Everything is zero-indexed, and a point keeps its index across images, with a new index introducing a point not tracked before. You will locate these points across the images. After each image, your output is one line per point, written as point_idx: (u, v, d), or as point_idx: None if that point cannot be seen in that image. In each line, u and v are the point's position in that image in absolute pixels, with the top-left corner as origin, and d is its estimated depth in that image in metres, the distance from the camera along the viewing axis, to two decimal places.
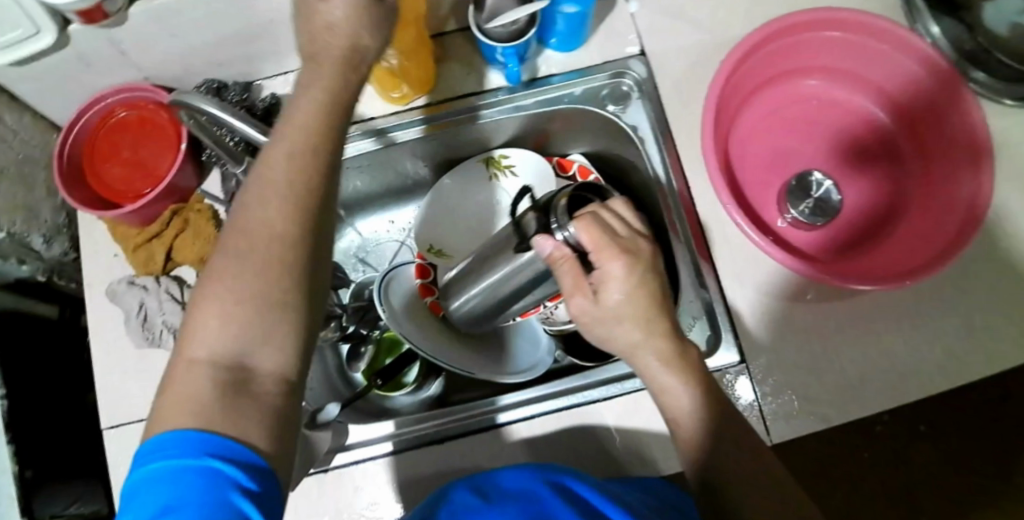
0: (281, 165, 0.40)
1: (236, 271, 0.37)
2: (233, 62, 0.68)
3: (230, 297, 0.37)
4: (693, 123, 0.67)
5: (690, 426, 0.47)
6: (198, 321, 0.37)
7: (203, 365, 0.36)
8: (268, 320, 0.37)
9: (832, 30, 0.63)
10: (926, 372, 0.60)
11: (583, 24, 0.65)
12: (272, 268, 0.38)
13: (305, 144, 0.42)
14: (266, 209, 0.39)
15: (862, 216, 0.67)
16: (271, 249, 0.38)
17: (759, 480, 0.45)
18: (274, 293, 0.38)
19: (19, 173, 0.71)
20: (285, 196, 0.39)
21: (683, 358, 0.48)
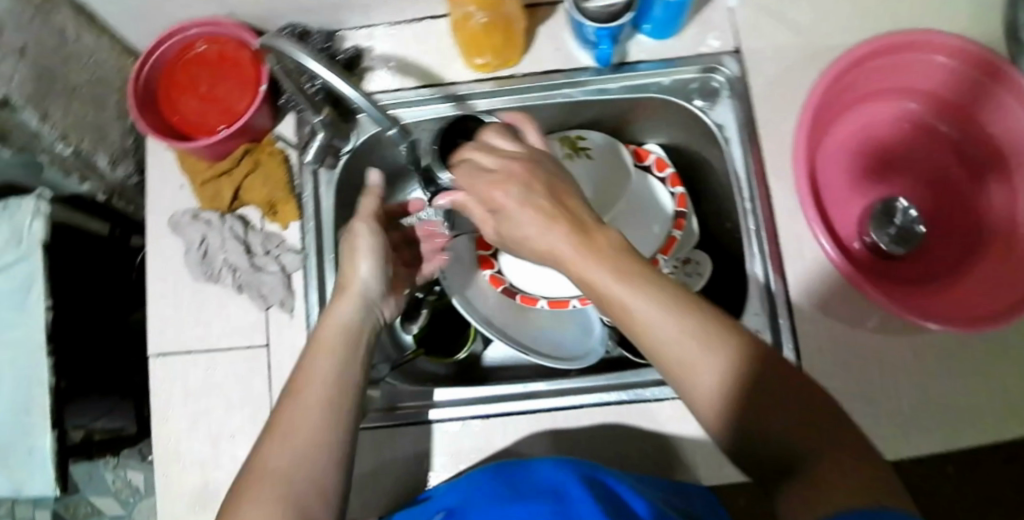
0: (321, 366, 0.51)
1: (276, 449, 0.46)
2: (320, 8, 0.65)
3: (268, 480, 0.44)
4: (783, 133, 0.65)
5: (680, 355, 0.40)
6: (250, 483, 0.45)
7: (259, 503, 0.43)
8: (315, 452, 0.46)
9: (937, 53, 0.62)
10: (978, 417, 0.61)
11: (682, 13, 0.63)
12: (323, 414, 0.49)
13: (342, 356, 0.53)
14: (314, 384, 0.50)
15: (940, 253, 0.66)
16: (324, 395, 0.49)
17: (787, 398, 0.39)
18: (330, 428, 0.48)
19: (91, 92, 0.70)
20: (331, 354, 0.52)
21: (635, 273, 0.43)
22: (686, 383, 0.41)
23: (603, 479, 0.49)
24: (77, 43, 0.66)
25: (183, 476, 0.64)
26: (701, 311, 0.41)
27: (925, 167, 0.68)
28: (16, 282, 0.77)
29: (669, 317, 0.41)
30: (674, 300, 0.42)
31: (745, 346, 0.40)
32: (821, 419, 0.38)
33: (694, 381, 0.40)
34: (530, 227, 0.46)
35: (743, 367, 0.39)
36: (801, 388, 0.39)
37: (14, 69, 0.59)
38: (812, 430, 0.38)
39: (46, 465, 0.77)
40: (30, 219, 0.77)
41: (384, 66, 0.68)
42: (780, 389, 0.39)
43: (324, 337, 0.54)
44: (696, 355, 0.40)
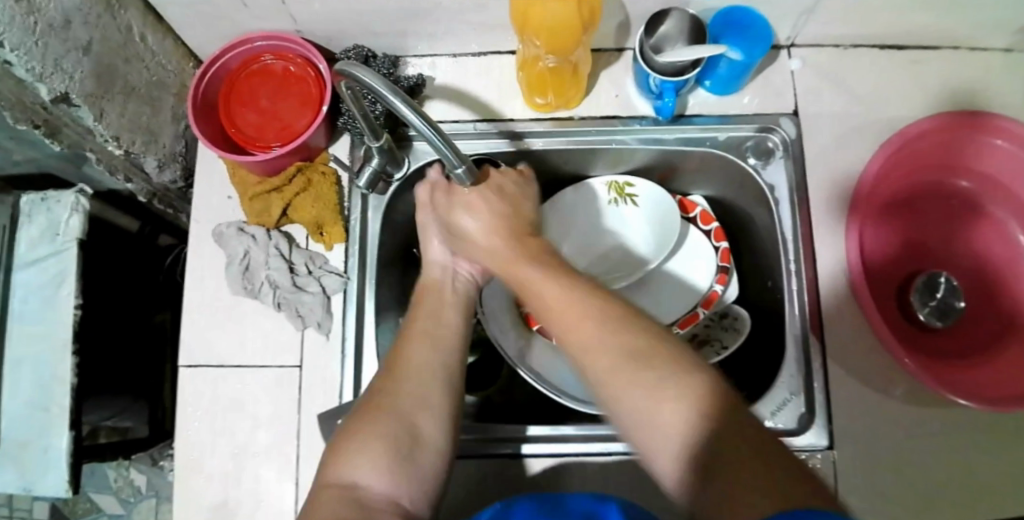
0: (422, 320, 0.56)
1: (388, 383, 0.52)
2: (388, 34, 0.66)
3: (382, 399, 0.50)
4: (835, 199, 0.66)
5: (622, 390, 0.40)
6: (364, 409, 0.50)
7: (374, 425, 0.48)
8: (427, 391, 0.51)
9: (995, 137, 0.62)
10: (1010, 502, 0.60)
11: (746, 72, 0.64)
12: (432, 357, 0.53)
13: (443, 315, 0.57)
14: (419, 331, 0.55)
15: (978, 330, 0.65)
16: (430, 343, 0.54)
17: (732, 440, 0.35)
18: (437, 374, 0.53)
19: (148, 95, 0.70)
20: (439, 312, 0.57)
21: (591, 315, 0.44)
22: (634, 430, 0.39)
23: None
24: (141, 45, 0.66)
25: (202, 491, 0.63)
26: (654, 350, 0.41)
27: (968, 246, 0.69)
28: (50, 274, 0.78)
29: (614, 359, 0.41)
30: (625, 344, 0.41)
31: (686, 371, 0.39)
32: (770, 457, 0.34)
33: (639, 424, 0.39)
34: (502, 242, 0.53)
35: (685, 403, 0.38)
36: (752, 430, 0.36)
37: (77, 63, 0.59)
38: (759, 470, 0.34)
39: (59, 465, 0.75)
40: (69, 213, 0.78)
41: (443, 97, 0.69)
42: (729, 430, 0.36)
43: (424, 293, 0.59)
44: (637, 391, 0.39)
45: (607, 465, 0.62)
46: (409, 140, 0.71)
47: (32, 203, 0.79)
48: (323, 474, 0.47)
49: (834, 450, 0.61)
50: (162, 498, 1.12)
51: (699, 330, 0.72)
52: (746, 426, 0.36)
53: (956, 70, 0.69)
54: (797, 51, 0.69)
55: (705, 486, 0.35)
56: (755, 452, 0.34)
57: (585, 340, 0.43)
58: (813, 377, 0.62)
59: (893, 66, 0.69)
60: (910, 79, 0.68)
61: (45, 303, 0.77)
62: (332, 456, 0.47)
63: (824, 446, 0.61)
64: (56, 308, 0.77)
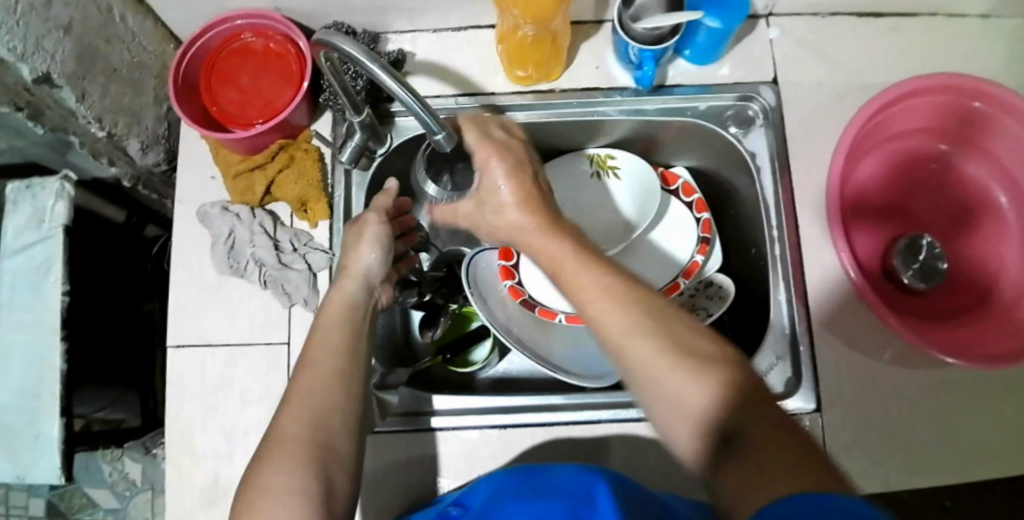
0: (319, 351, 0.51)
1: (290, 428, 0.45)
2: (368, 10, 0.66)
3: (291, 448, 0.44)
4: (816, 165, 0.66)
5: (651, 365, 0.41)
6: (269, 458, 0.44)
7: (288, 477, 0.42)
8: (335, 440, 0.46)
9: (974, 100, 0.63)
10: (993, 456, 0.60)
11: (725, 41, 0.64)
12: (336, 400, 0.48)
13: (349, 348, 0.52)
14: (326, 368, 0.49)
15: (954, 292, 0.67)
16: (337, 380, 0.49)
17: (760, 417, 0.37)
18: (345, 418, 0.48)
19: (129, 77, 0.70)
20: (340, 344, 0.52)
21: (627, 299, 0.44)
22: (665, 412, 0.40)
23: (627, 488, 0.50)
24: (121, 27, 0.66)
25: (194, 470, 0.64)
26: (683, 332, 0.42)
27: (946, 207, 0.70)
28: (38, 261, 0.77)
29: (654, 340, 0.41)
30: (660, 330, 0.42)
31: (711, 351, 0.41)
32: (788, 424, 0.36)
33: (669, 406, 0.39)
34: (517, 211, 0.52)
35: (709, 377, 0.39)
36: (772, 410, 0.37)
37: (59, 44, 0.59)
38: (789, 442, 0.35)
39: (50, 451, 0.75)
40: (54, 199, 0.77)
41: (425, 73, 0.69)
42: (752, 415, 0.37)
43: (331, 316, 0.54)
44: (675, 365, 0.40)
45: (593, 431, 0.63)
46: (392, 116, 0.70)
47: (18, 191, 0.79)
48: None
49: (821, 412, 0.61)
50: (158, 490, 1.12)
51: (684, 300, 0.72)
52: (766, 406, 0.37)
53: (932, 34, 0.69)
54: (776, 21, 0.69)
55: (724, 462, 0.36)
56: (779, 430, 0.36)
57: (619, 322, 0.43)
58: (797, 341, 0.63)
59: (871, 32, 0.69)
60: (888, 45, 0.69)
61: (33, 291, 0.77)
62: (245, 507, 0.42)
63: (808, 408, 0.61)
64: (44, 296, 0.77)
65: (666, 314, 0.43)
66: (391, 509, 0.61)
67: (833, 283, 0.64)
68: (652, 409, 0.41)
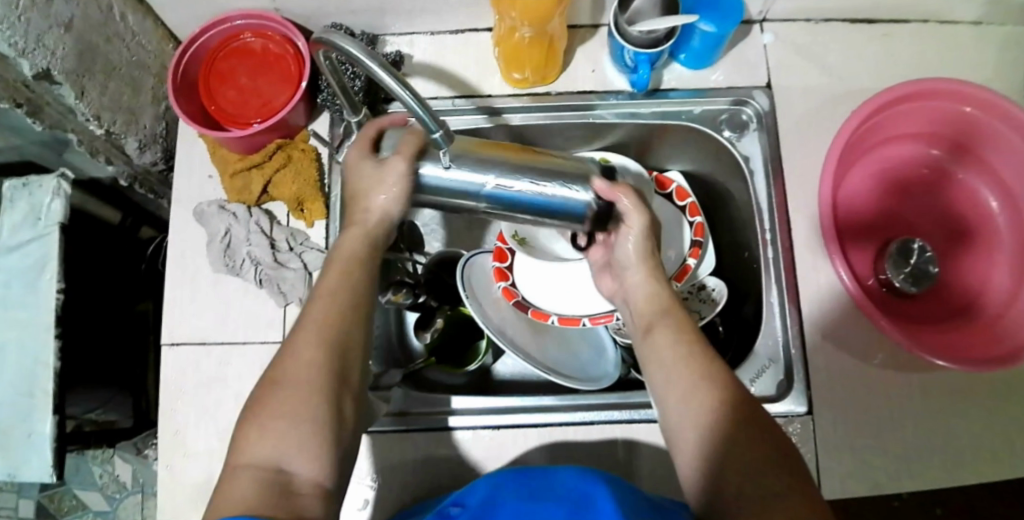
0: (336, 282, 0.50)
1: (304, 353, 0.45)
2: (366, 11, 0.67)
3: (303, 374, 0.45)
4: (809, 169, 0.67)
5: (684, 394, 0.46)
6: (278, 382, 0.44)
7: (297, 403, 0.43)
8: (345, 371, 0.46)
9: (964, 104, 0.64)
10: (983, 460, 0.60)
11: (719, 46, 0.65)
12: (350, 330, 0.48)
13: (363, 273, 0.52)
14: (340, 293, 0.50)
15: (944, 296, 0.68)
16: (351, 305, 0.49)
17: (785, 463, 0.43)
18: (355, 350, 0.48)
19: (128, 75, 0.70)
20: (355, 277, 0.51)
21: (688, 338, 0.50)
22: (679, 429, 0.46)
23: (623, 487, 0.50)
24: (121, 25, 0.67)
25: (187, 469, 0.63)
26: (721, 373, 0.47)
27: (940, 212, 0.70)
28: (33, 259, 0.77)
29: (710, 377, 0.47)
30: (717, 370, 0.47)
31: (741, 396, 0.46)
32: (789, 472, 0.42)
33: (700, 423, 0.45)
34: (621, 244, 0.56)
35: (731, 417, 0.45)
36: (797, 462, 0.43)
37: (59, 40, 0.59)
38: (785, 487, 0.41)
39: (42, 449, 0.75)
40: (50, 197, 0.77)
41: (423, 75, 0.70)
42: (777, 458, 0.43)
43: (348, 247, 0.53)
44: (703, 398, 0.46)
45: (587, 434, 0.63)
46: (389, 117, 0.71)
47: (14, 189, 0.79)
48: (242, 447, 0.42)
49: (813, 416, 0.61)
50: (148, 492, 1.12)
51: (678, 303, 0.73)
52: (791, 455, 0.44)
53: (923, 42, 0.70)
54: (770, 26, 0.70)
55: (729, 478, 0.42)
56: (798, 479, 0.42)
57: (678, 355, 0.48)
58: (789, 343, 0.63)
59: (863, 38, 0.70)
60: (880, 52, 0.70)
61: (27, 288, 0.77)
62: (252, 428, 0.43)
63: (801, 411, 0.61)
64: (39, 293, 0.77)
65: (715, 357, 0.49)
66: (384, 509, 0.61)
67: (827, 285, 0.64)
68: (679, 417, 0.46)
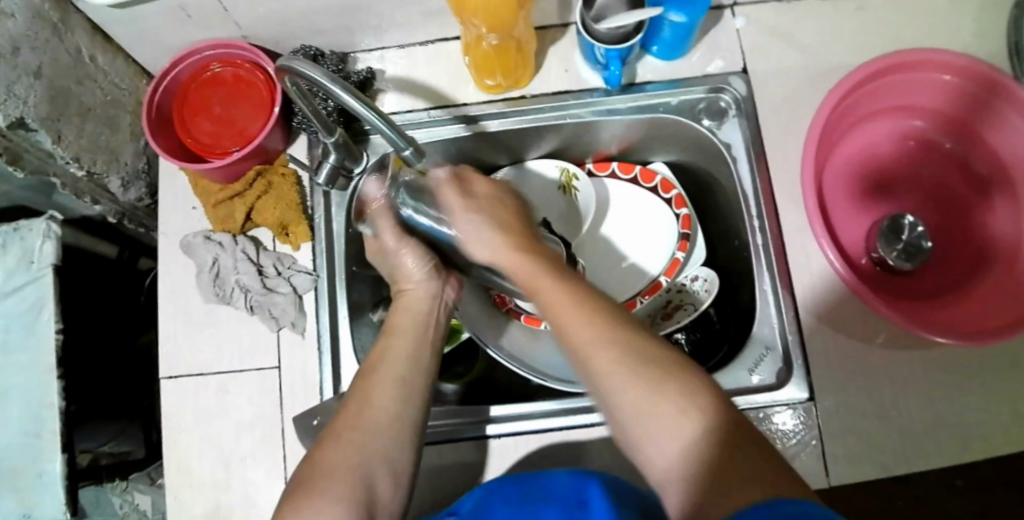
0: (392, 363, 0.53)
1: (348, 434, 0.49)
2: (334, 31, 0.66)
3: (346, 455, 0.48)
4: (792, 153, 0.66)
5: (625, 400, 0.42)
6: (327, 457, 0.48)
7: (337, 478, 0.46)
8: (389, 449, 0.49)
9: (944, 72, 0.62)
10: (991, 432, 0.59)
11: (690, 35, 0.64)
12: (396, 408, 0.51)
13: (415, 355, 0.55)
14: (391, 371, 0.53)
15: (938, 269, 0.67)
16: (400, 387, 0.52)
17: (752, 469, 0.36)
18: (403, 428, 0.51)
19: (104, 114, 0.70)
20: (405, 355, 0.54)
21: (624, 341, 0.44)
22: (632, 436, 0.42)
23: (618, 488, 0.50)
24: (92, 65, 0.67)
25: (193, 500, 0.64)
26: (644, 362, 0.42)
27: (930, 183, 0.69)
28: (29, 303, 0.78)
29: (661, 382, 0.41)
30: (655, 371, 0.42)
31: (677, 385, 0.41)
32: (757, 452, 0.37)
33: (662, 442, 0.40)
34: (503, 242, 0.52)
35: (678, 414, 0.40)
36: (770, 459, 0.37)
37: (30, 87, 0.60)
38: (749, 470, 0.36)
39: (53, 490, 0.76)
40: (41, 241, 0.78)
41: (396, 89, 0.70)
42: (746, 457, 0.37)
43: (399, 328, 0.56)
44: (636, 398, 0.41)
45: (589, 435, 0.62)
46: (366, 135, 0.71)
47: (5, 234, 0.79)
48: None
49: (815, 401, 0.61)
50: None
51: (671, 296, 0.72)
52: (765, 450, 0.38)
53: (899, 12, 0.69)
54: (741, 10, 0.69)
55: (708, 512, 0.36)
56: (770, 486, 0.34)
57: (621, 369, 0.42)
58: (784, 327, 0.63)
59: (838, 14, 0.69)
60: (856, 27, 0.69)
61: (26, 332, 0.78)
62: (293, 500, 0.45)
63: (803, 398, 0.61)
64: (38, 337, 0.77)
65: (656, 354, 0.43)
66: None
67: (818, 269, 0.63)
68: (635, 444, 0.42)
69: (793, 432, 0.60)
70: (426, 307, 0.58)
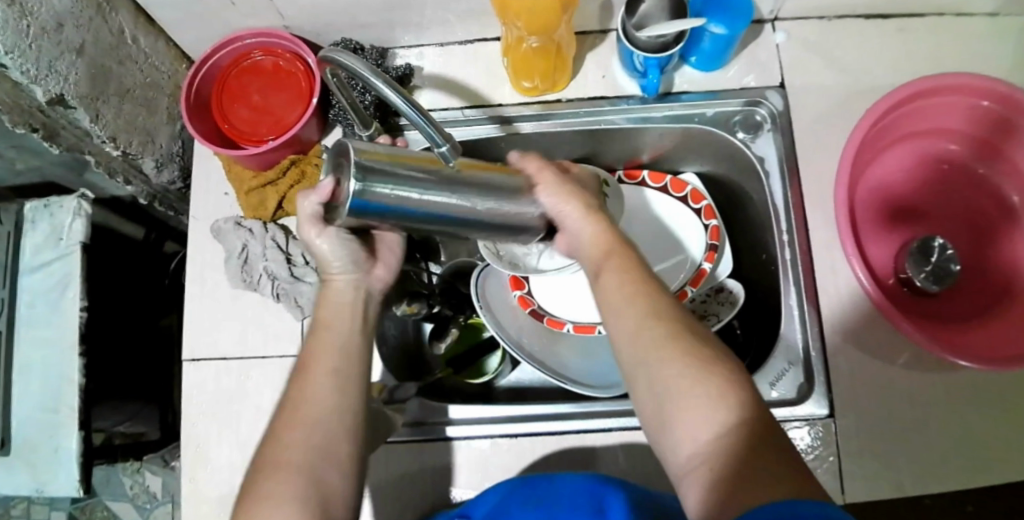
0: (325, 356, 0.49)
1: (286, 433, 0.45)
2: (375, 25, 0.67)
3: (287, 455, 0.44)
4: (824, 169, 0.66)
5: (665, 380, 0.40)
6: (267, 466, 0.44)
7: (280, 481, 0.42)
8: (333, 440, 0.45)
9: (983, 98, 0.62)
10: (1010, 461, 0.59)
11: (730, 47, 0.64)
12: (336, 401, 0.47)
13: (347, 342, 0.51)
14: (322, 365, 0.48)
15: (966, 293, 0.66)
16: (333, 377, 0.48)
17: (777, 470, 0.35)
18: (345, 418, 0.47)
19: (143, 96, 0.71)
20: (336, 345, 0.50)
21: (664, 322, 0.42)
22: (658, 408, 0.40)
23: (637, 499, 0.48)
24: (133, 46, 0.68)
25: (211, 483, 0.64)
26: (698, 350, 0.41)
27: (958, 209, 0.69)
28: (54, 279, 0.79)
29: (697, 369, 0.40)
30: (706, 364, 0.40)
31: (727, 382, 0.39)
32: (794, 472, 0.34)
33: (688, 423, 0.38)
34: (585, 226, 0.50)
35: (718, 409, 0.38)
36: (793, 457, 0.36)
37: (72, 65, 0.60)
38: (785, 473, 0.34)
39: (71, 465, 0.77)
40: (71, 218, 0.79)
41: (433, 86, 0.70)
42: (766, 445, 0.36)
43: (326, 320, 0.51)
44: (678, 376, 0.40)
45: (606, 442, 0.62)
46: (401, 130, 0.71)
47: (36, 210, 0.80)
48: None
49: (834, 418, 0.60)
50: (177, 504, 1.13)
51: (694, 306, 0.72)
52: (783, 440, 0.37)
53: (941, 36, 0.69)
54: (782, 25, 0.69)
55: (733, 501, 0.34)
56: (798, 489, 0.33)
57: (659, 348, 0.41)
58: (806, 342, 0.63)
59: (879, 34, 0.69)
60: (897, 48, 0.69)
61: (51, 308, 0.78)
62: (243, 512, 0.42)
63: (822, 414, 0.60)
64: (62, 313, 0.78)
65: (694, 339, 0.42)
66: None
67: (843, 287, 0.63)
68: (664, 414, 0.40)
69: (810, 448, 0.60)
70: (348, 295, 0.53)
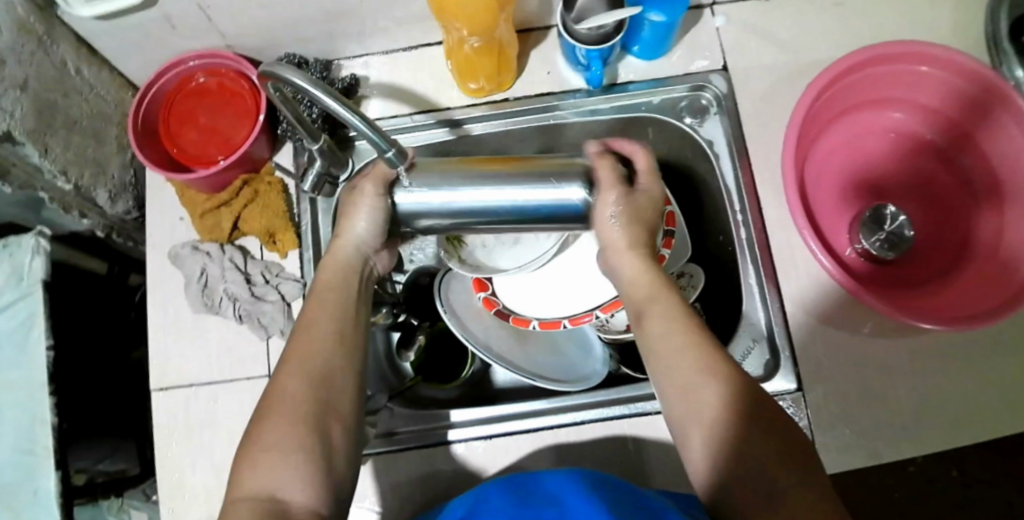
0: (325, 316, 0.50)
1: (291, 386, 0.46)
2: (317, 38, 0.67)
3: (293, 403, 0.45)
4: (774, 147, 0.66)
5: (687, 394, 0.44)
6: (270, 414, 0.45)
7: (285, 431, 0.43)
8: (338, 399, 0.46)
9: (921, 64, 0.63)
10: (979, 418, 0.59)
11: (670, 34, 0.65)
12: (338, 363, 0.48)
13: (348, 307, 0.51)
14: (327, 326, 0.49)
15: (918, 260, 0.68)
16: (337, 339, 0.49)
17: (791, 494, 0.39)
18: (347, 378, 0.48)
19: (91, 128, 0.71)
20: (339, 307, 0.51)
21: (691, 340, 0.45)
22: (681, 421, 0.44)
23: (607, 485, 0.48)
24: (78, 79, 0.68)
25: (188, 510, 0.63)
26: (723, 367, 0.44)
27: (905, 178, 0.70)
28: (18, 319, 0.77)
29: (719, 386, 0.43)
30: (731, 383, 0.43)
31: (748, 399, 0.43)
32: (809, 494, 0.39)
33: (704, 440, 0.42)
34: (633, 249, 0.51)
35: (737, 427, 0.42)
36: (804, 472, 0.40)
37: (16, 102, 0.60)
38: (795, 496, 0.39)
39: (47, 508, 0.75)
40: (30, 256, 0.78)
41: (380, 95, 0.70)
42: (771, 427, 0.42)
43: (330, 281, 0.52)
44: (697, 391, 0.43)
45: (580, 434, 0.62)
46: (351, 141, 0.71)
47: None
48: (236, 482, 0.42)
49: (803, 391, 0.61)
50: None
51: None
52: (768, 412, 0.43)
53: (877, 7, 0.70)
54: (720, 8, 0.70)
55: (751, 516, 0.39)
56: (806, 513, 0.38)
57: (687, 367, 0.44)
58: (770, 318, 0.63)
59: (816, 10, 0.70)
60: (835, 22, 0.70)
61: (17, 350, 0.77)
62: (248, 455, 0.43)
63: (790, 388, 0.60)
64: (29, 353, 0.77)
65: (714, 353, 0.45)
66: None
67: (802, 261, 0.64)
68: (683, 425, 0.44)
69: None
70: (354, 263, 0.53)
